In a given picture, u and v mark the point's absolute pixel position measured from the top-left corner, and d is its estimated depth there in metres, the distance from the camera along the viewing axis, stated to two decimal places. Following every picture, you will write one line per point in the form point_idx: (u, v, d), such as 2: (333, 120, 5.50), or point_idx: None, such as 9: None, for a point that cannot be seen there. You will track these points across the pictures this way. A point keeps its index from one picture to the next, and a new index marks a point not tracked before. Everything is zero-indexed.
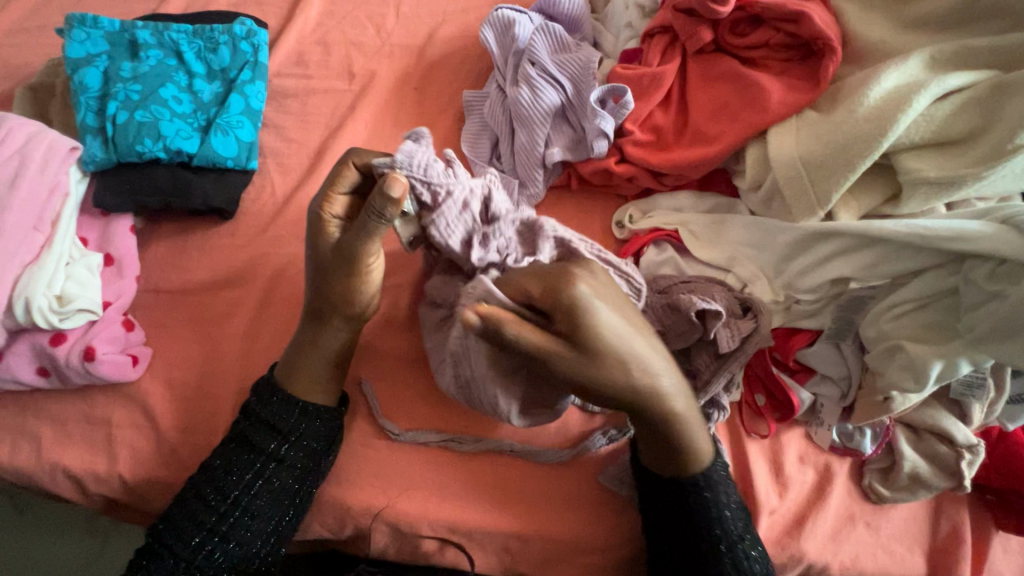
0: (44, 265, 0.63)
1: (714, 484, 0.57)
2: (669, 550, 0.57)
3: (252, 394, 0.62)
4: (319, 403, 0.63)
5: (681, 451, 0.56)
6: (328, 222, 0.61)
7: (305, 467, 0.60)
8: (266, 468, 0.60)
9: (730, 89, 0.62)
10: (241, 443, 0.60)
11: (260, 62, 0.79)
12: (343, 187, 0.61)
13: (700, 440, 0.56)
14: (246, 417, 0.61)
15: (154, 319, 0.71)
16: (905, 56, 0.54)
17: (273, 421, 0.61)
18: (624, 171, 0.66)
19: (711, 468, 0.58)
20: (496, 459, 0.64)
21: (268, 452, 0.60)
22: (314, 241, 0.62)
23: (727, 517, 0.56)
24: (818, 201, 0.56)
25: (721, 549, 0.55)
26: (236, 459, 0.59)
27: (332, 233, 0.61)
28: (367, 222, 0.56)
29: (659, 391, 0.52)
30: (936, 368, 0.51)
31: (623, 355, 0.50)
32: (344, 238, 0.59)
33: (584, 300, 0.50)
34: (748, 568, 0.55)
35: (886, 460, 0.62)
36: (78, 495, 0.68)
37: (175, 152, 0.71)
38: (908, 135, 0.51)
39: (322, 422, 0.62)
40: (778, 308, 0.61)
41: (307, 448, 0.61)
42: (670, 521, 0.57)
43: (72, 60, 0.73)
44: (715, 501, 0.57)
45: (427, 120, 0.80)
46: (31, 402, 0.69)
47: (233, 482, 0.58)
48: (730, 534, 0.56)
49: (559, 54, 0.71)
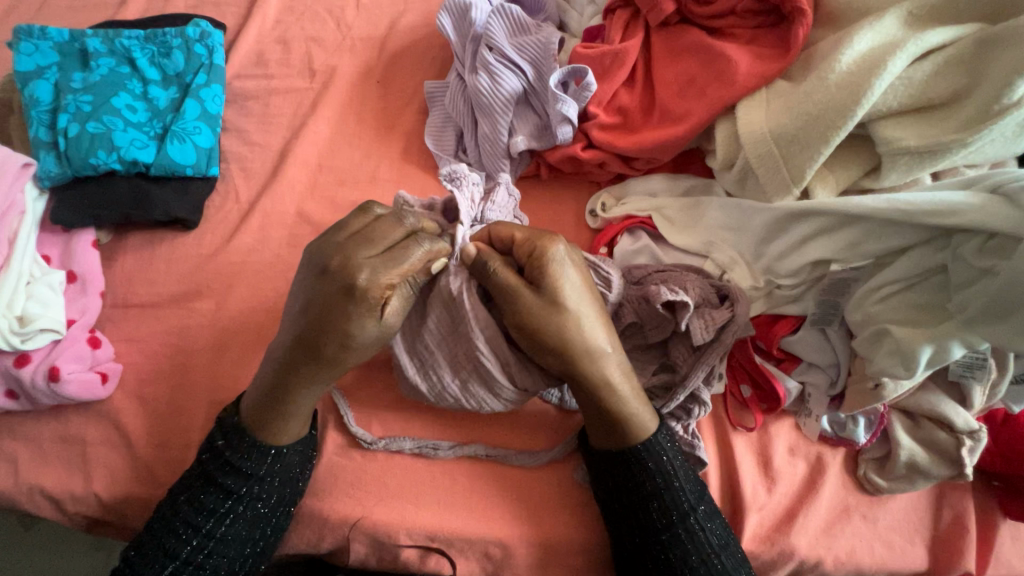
0: (3, 285, 0.63)
1: (655, 451, 0.56)
2: (625, 530, 0.55)
3: (218, 438, 0.58)
4: (291, 442, 0.59)
5: (618, 420, 0.55)
6: (375, 298, 0.52)
7: (281, 501, 0.59)
8: (238, 506, 0.57)
9: (696, 63, 0.58)
10: (208, 483, 0.57)
11: (216, 65, 0.77)
12: (398, 273, 0.53)
13: (634, 406, 0.56)
14: (211, 457, 0.58)
15: (124, 335, 0.70)
16: (880, 14, 0.49)
17: (243, 466, 0.57)
18: (591, 157, 0.63)
19: (654, 435, 0.57)
20: (472, 464, 0.62)
21: (239, 492, 0.57)
22: (347, 316, 0.52)
23: (678, 487, 0.55)
24: (792, 178, 0.52)
25: (674, 520, 0.54)
26: (203, 497, 0.57)
27: (373, 324, 0.53)
28: (414, 293, 0.55)
29: (592, 347, 0.54)
30: (925, 354, 0.47)
31: (567, 306, 0.53)
32: (394, 315, 0.53)
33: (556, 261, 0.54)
34: (705, 538, 0.54)
35: (882, 449, 0.59)
36: (58, 515, 0.67)
37: (130, 163, 0.69)
38: (884, 101, 0.47)
39: (296, 458, 0.59)
40: (759, 295, 0.58)
41: (284, 483, 0.59)
42: (617, 497, 0.56)
43: (22, 73, 0.71)
44: (660, 471, 0.55)
45: (391, 115, 0.77)
46: (6, 424, 0.68)
47: (204, 517, 0.56)
48: (682, 505, 0.55)
49: (519, 36, 0.67)
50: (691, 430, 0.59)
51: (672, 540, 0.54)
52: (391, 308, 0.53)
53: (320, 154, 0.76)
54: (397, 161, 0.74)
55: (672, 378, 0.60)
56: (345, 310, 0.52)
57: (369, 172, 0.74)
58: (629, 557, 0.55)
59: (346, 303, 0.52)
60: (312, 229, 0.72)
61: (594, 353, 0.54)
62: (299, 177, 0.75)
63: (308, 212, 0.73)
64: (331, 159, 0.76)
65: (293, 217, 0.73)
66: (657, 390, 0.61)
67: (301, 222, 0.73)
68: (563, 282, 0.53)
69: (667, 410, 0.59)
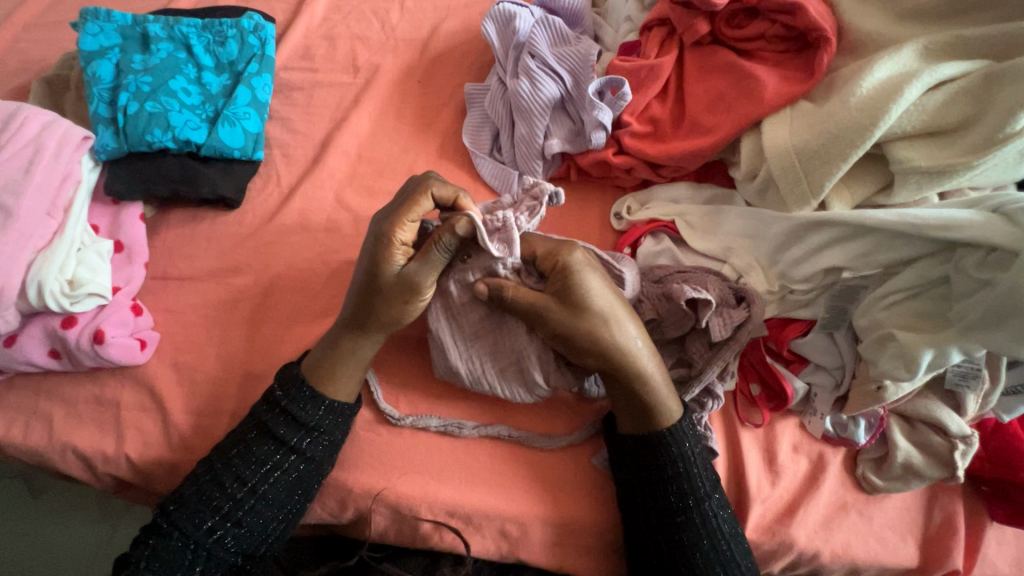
0: (56, 249, 0.65)
1: (679, 436, 0.59)
2: (643, 510, 0.59)
3: (278, 387, 0.62)
4: (344, 402, 0.63)
5: (646, 407, 0.59)
6: (395, 249, 0.60)
7: (323, 461, 0.62)
8: (285, 460, 0.60)
9: (725, 81, 0.63)
10: (263, 433, 0.61)
11: (267, 56, 0.81)
12: (414, 217, 0.60)
13: (664, 392, 0.60)
14: (268, 407, 0.61)
15: (163, 305, 0.72)
16: (898, 47, 0.54)
17: (300, 416, 0.61)
18: (621, 162, 0.67)
19: (680, 420, 0.60)
20: (494, 444, 0.65)
21: (290, 445, 0.60)
22: (375, 263, 0.60)
23: (696, 474, 0.59)
24: (811, 191, 0.56)
25: (690, 505, 0.58)
26: (255, 448, 0.60)
27: (396, 262, 0.60)
28: (437, 256, 0.59)
29: (619, 347, 0.58)
30: (927, 357, 0.51)
31: (591, 313, 0.57)
32: (412, 266, 0.60)
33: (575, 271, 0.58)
34: (717, 524, 0.57)
35: (880, 451, 0.63)
36: (87, 475, 0.69)
37: (184, 142, 0.73)
38: (899, 125, 0.52)
39: (344, 419, 0.63)
40: (773, 299, 0.62)
41: (327, 442, 0.62)
42: (640, 479, 0.59)
43: (86, 52, 0.75)
44: (682, 456, 0.59)
45: (430, 113, 0.82)
46: (43, 383, 0.70)
47: (252, 471, 0.60)
48: (698, 491, 0.58)
49: (559, 47, 0.72)
50: (704, 423, 0.63)
51: (687, 523, 0.57)
52: (412, 261, 0.60)
53: (360, 145, 0.80)
54: (433, 156, 0.78)
55: (687, 372, 0.64)
56: (371, 251, 0.60)
57: (406, 166, 0.78)
58: (643, 537, 0.58)
59: (373, 251, 0.60)
60: (349, 215, 0.76)
61: (627, 350, 0.58)
62: (339, 165, 0.78)
63: (346, 199, 0.77)
64: (370, 151, 0.80)
65: (332, 203, 0.77)
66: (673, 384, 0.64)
67: (339, 208, 0.76)
68: (586, 289, 0.57)
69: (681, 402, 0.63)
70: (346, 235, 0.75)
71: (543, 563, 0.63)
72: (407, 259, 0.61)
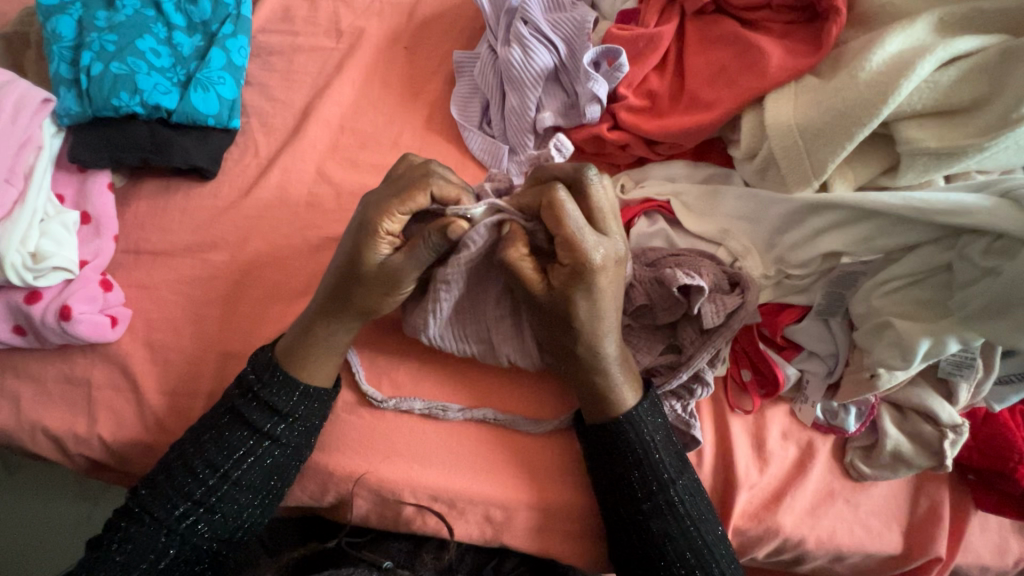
0: (17, 220, 0.61)
1: (637, 423, 0.57)
2: (610, 501, 0.57)
3: (251, 371, 0.60)
4: (319, 387, 0.61)
5: (600, 391, 0.57)
6: (380, 240, 0.57)
7: (299, 447, 0.60)
8: (258, 446, 0.59)
9: (729, 53, 0.59)
10: (236, 418, 0.59)
11: (243, 16, 0.76)
12: (404, 208, 0.57)
13: (623, 379, 0.58)
14: (241, 392, 0.60)
15: (135, 280, 0.69)
16: (913, 19, 0.51)
17: (272, 402, 0.59)
18: (617, 138, 0.64)
19: (636, 408, 0.58)
20: (480, 428, 0.63)
21: (263, 431, 0.59)
22: (357, 251, 0.58)
23: (658, 461, 0.57)
24: (813, 171, 0.54)
25: (655, 491, 0.56)
26: (228, 434, 0.58)
27: (380, 253, 0.58)
28: (424, 253, 0.56)
29: (599, 327, 0.55)
30: (924, 346, 0.50)
31: (589, 291, 0.54)
32: (395, 260, 0.57)
33: (594, 254, 0.53)
34: (684, 510, 0.56)
35: (869, 438, 0.62)
36: (58, 455, 0.67)
37: (153, 107, 0.68)
38: (909, 102, 0.49)
39: (320, 405, 0.61)
40: (768, 284, 0.60)
41: (303, 428, 0.60)
42: (605, 468, 0.58)
43: (46, 8, 0.71)
44: (641, 444, 0.57)
45: (417, 82, 0.78)
46: (9, 360, 0.67)
47: (224, 457, 0.58)
48: (662, 477, 0.57)
49: (554, 13, 0.69)
50: (690, 410, 0.61)
51: (654, 509, 0.56)
52: (398, 253, 0.58)
53: (343, 115, 0.76)
54: (420, 128, 0.75)
55: (677, 358, 0.61)
56: (356, 236, 0.58)
57: (392, 138, 0.74)
58: (615, 526, 0.58)
59: (357, 239, 0.58)
60: (331, 189, 0.72)
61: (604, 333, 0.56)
62: (320, 136, 0.75)
63: (329, 172, 0.73)
64: (354, 121, 0.76)
65: (313, 175, 0.73)
66: (662, 369, 0.62)
67: (321, 182, 0.73)
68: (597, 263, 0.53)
69: (668, 388, 0.60)
70: (328, 210, 0.72)
71: (527, 548, 0.63)
72: (393, 250, 0.58)
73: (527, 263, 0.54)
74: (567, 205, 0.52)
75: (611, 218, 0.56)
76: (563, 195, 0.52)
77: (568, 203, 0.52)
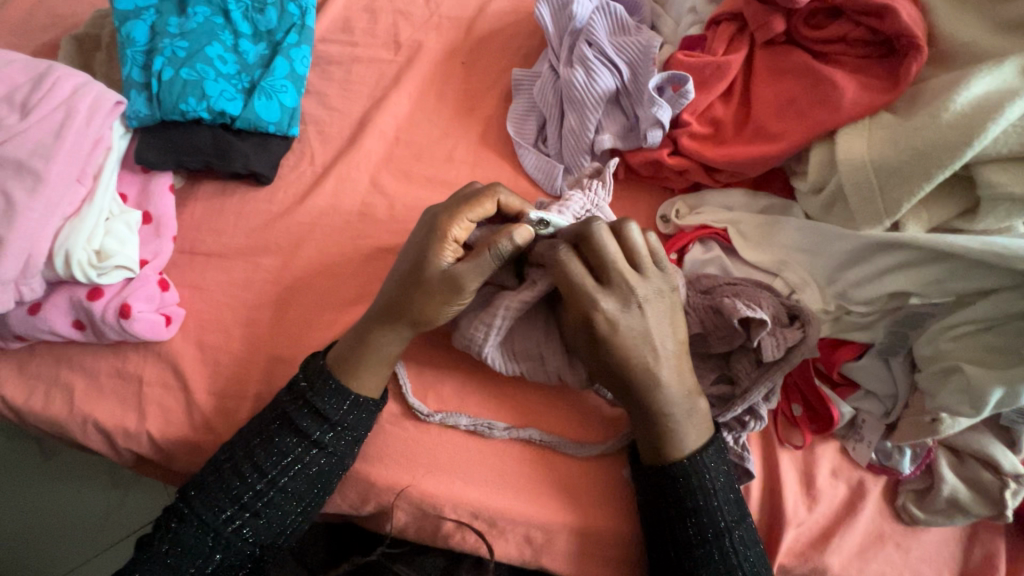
0: (85, 218, 0.62)
1: (700, 469, 0.56)
2: (659, 542, 0.57)
3: (303, 377, 0.61)
4: (368, 397, 0.61)
5: (656, 430, 0.56)
6: (446, 246, 0.59)
7: (344, 456, 0.60)
8: (306, 454, 0.59)
9: (800, 85, 0.59)
10: (285, 425, 0.59)
11: (307, 26, 0.78)
12: (472, 216, 0.60)
13: (686, 425, 0.56)
14: (292, 398, 0.60)
15: (189, 281, 0.70)
16: (999, 60, 0.50)
17: (322, 410, 0.59)
18: (676, 164, 0.64)
19: (700, 453, 0.56)
20: (525, 447, 0.63)
21: (311, 439, 0.59)
22: (424, 256, 0.59)
23: (717, 508, 0.56)
24: (885, 209, 0.53)
25: (710, 538, 0.55)
26: (277, 440, 0.58)
27: (444, 259, 0.59)
28: (487, 259, 0.57)
29: (647, 367, 0.55)
30: (997, 396, 0.48)
31: (624, 341, 0.55)
32: (460, 267, 0.57)
33: (602, 306, 0.55)
34: (736, 561, 0.55)
35: (923, 482, 0.60)
36: (105, 448, 0.68)
37: (218, 113, 0.70)
38: (994, 145, 0.48)
39: (368, 415, 0.61)
40: (827, 318, 0.59)
41: (350, 438, 0.60)
42: (656, 507, 0.57)
43: (121, 12, 0.73)
44: (702, 489, 0.56)
45: (472, 97, 0.78)
46: (65, 353, 0.69)
47: (272, 462, 0.58)
48: (718, 524, 0.55)
49: (618, 36, 0.69)
50: (742, 443, 0.60)
51: (705, 557, 0.55)
52: (461, 261, 0.58)
53: (398, 127, 0.77)
54: (474, 143, 0.75)
55: (731, 390, 0.60)
56: (424, 241, 0.59)
57: (445, 152, 0.75)
58: (662, 565, 0.57)
59: (425, 244, 0.59)
60: (385, 199, 0.73)
61: (653, 374, 0.55)
62: (375, 147, 0.75)
63: (383, 182, 0.74)
64: (409, 133, 0.77)
65: (367, 186, 0.74)
66: (715, 400, 0.61)
67: (374, 192, 0.74)
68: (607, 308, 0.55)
69: (722, 420, 0.59)
70: (379, 220, 0.72)
71: (564, 572, 0.62)
72: (456, 259, 0.59)
73: (584, 299, 0.55)
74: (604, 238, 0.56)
75: (636, 262, 0.57)
76: (598, 229, 0.55)
77: (600, 236, 0.56)
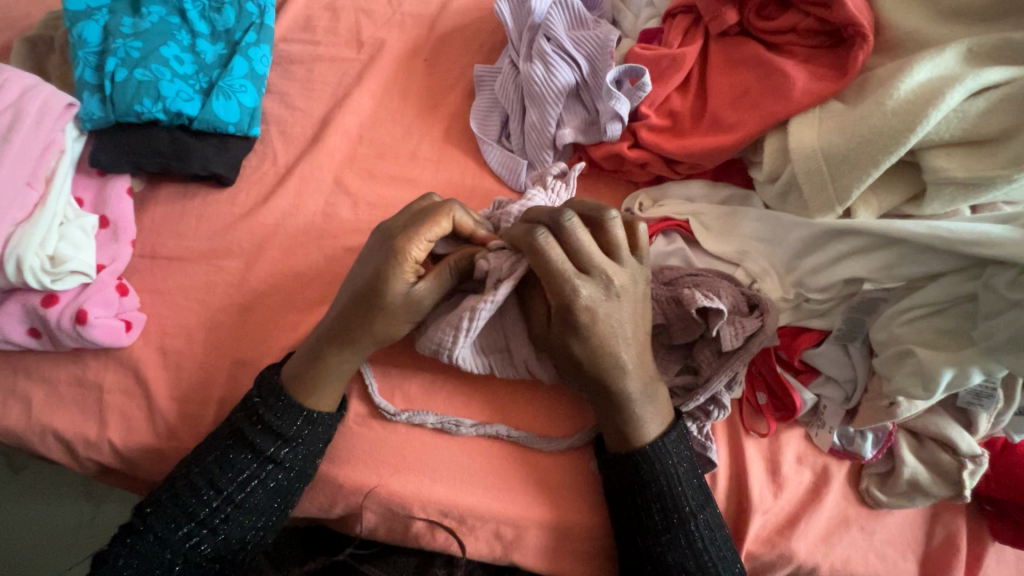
0: (37, 223, 0.61)
1: (662, 454, 0.57)
2: (627, 531, 0.57)
3: (257, 394, 0.60)
4: (324, 412, 0.60)
5: (620, 420, 0.57)
6: (406, 267, 0.57)
7: (303, 469, 0.59)
8: (262, 470, 0.58)
9: (753, 76, 0.59)
10: (239, 440, 0.58)
11: (266, 25, 0.77)
12: (430, 235, 0.58)
13: (646, 413, 0.57)
14: (247, 416, 0.59)
15: (149, 285, 0.69)
16: (941, 48, 0.51)
17: (276, 426, 0.58)
18: (635, 157, 0.64)
19: (661, 439, 0.57)
20: (492, 443, 0.63)
21: (266, 454, 0.58)
22: (382, 279, 0.57)
23: (680, 493, 0.56)
24: (837, 197, 0.54)
25: (675, 524, 0.56)
26: (232, 457, 0.58)
27: (404, 281, 0.57)
28: (450, 275, 0.59)
29: (621, 358, 0.55)
30: (947, 376, 0.50)
31: (607, 334, 0.55)
32: (422, 286, 0.58)
33: (581, 294, 0.53)
34: (702, 545, 0.55)
35: (885, 465, 0.61)
36: (67, 459, 0.66)
37: (175, 114, 0.69)
38: (936, 131, 0.49)
39: (324, 429, 0.60)
40: (788, 306, 0.60)
41: (306, 452, 0.59)
42: (623, 498, 0.57)
43: (72, 13, 0.71)
44: (664, 474, 0.56)
45: (436, 94, 0.78)
46: (23, 362, 0.67)
47: (228, 479, 0.57)
48: (683, 509, 0.56)
49: (576, 31, 0.69)
50: (705, 432, 0.61)
51: (671, 542, 0.55)
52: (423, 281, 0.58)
53: (361, 125, 0.76)
54: (438, 140, 0.75)
55: (693, 380, 0.61)
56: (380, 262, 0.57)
57: (410, 149, 0.74)
58: (631, 556, 0.57)
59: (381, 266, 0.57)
60: (349, 199, 0.73)
61: (625, 367, 0.55)
62: (338, 146, 0.75)
63: (346, 182, 0.73)
64: (373, 132, 0.76)
65: (331, 185, 0.73)
66: (678, 391, 0.62)
67: (338, 192, 0.73)
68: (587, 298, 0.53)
69: (686, 409, 0.60)
70: (344, 219, 0.72)
71: (537, 567, 0.62)
72: (417, 277, 0.58)
73: (564, 287, 0.53)
74: (575, 231, 0.53)
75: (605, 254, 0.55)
76: (570, 222, 0.53)
77: (573, 226, 0.53)
